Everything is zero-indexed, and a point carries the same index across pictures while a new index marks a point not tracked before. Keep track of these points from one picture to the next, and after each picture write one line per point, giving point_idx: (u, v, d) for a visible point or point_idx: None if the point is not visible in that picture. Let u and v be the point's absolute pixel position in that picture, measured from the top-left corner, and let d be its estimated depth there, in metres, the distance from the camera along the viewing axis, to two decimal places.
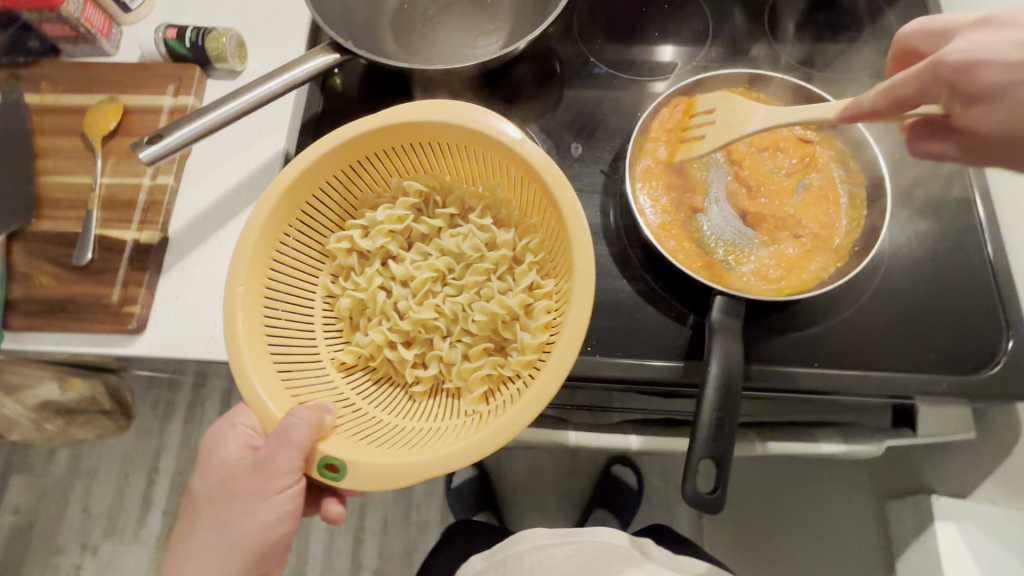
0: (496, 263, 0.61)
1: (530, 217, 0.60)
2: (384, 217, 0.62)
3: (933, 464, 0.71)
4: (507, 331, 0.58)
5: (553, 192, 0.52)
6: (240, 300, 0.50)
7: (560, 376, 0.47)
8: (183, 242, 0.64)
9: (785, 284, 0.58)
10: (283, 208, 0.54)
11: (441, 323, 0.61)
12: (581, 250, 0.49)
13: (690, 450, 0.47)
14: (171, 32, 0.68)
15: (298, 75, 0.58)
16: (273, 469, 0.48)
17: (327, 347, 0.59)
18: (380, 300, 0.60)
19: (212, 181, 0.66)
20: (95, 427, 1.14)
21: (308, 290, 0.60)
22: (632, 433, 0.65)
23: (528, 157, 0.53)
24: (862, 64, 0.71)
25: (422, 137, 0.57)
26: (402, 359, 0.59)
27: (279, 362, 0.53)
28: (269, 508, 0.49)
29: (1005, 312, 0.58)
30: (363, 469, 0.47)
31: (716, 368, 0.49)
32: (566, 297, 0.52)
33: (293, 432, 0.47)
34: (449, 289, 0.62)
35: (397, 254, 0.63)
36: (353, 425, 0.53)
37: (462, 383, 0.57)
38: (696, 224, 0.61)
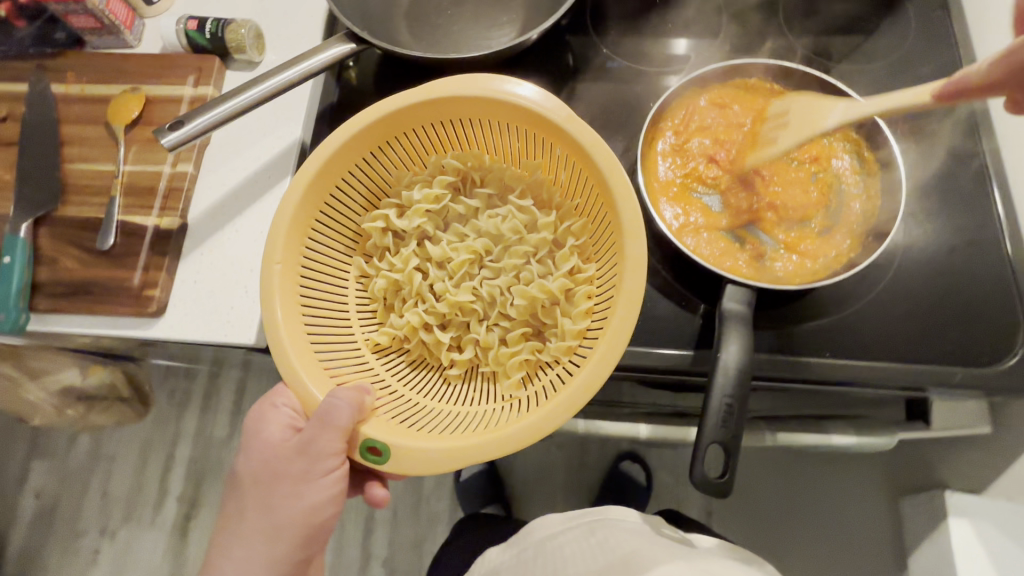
0: (535, 246, 0.61)
1: (574, 199, 0.60)
2: (420, 197, 0.62)
3: (947, 460, 0.70)
4: (547, 316, 0.59)
5: (603, 176, 0.52)
6: (277, 279, 0.51)
7: (608, 364, 0.47)
8: (203, 226, 0.65)
9: (792, 276, 0.58)
10: (316, 192, 0.55)
11: (478, 306, 0.62)
12: (631, 236, 0.50)
13: (699, 435, 0.47)
14: (190, 24, 0.69)
15: (316, 66, 0.59)
16: (317, 451, 0.49)
17: (361, 328, 0.60)
18: (416, 282, 0.61)
19: (231, 169, 0.67)
20: (115, 413, 1.17)
21: (342, 272, 0.61)
22: (639, 422, 0.65)
23: (576, 137, 0.53)
24: (878, 56, 0.71)
25: (464, 114, 0.57)
26: (438, 341, 0.60)
27: (317, 344, 0.54)
28: (312, 486, 0.50)
29: (1022, 304, 0.57)
30: (405, 454, 0.48)
31: (727, 354, 0.49)
32: (612, 281, 0.53)
33: (333, 413, 0.47)
34: (486, 272, 0.63)
35: (433, 235, 0.64)
36: (390, 406, 0.55)
37: (499, 368, 0.58)
38: (707, 212, 0.61)
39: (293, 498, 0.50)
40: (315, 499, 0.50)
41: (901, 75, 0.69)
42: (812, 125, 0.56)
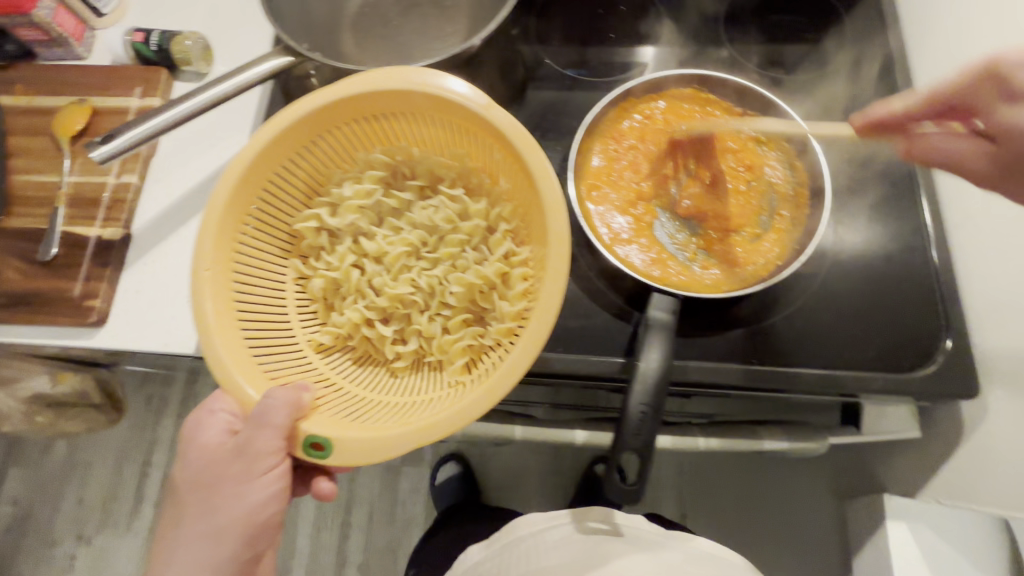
0: (469, 233, 0.62)
1: (500, 183, 0.61)
2: (351, 193, 0.62)
3: (884, 462, 0.71)
4: (485, 301, 0.59)
5: (523, 155, 0.52)
6: (208, 284, 0.51)
7: (536, 347, 0.47)
8: (147, 237, 0.66)
9: (720, 283, 0.59)
10: (243, 192, 0.55)
11: (418, 298, 0.61)
12: (554, 215, 0.50)
13: (618, 441, 0.48)
14: (137, 35, 0.70)
15: (251, 77, 0.60)
16: (256, 450, 0.49)
17: (303, 329, 0.61)
18: (353, 279, 0.61)
19: (176, 180, 0.68)
20: (85, 420, 1.17)
21: (279, 274, 0.61)
22: (576, 429, 0.64)
23: (495, 120, 0.53)
24: (815, 64, 0.72)
25: (384, 108, 0.58)
26: (381, 336, 0.60)
27: (254, 345, 0.54)
28: (252, 486, 0.50)
29: (945, 312, 0.58)
30: (348, 445, 0.48)
31: (648, 363, 0.50)
32: (542, 261, 0.53)
33: (271, 412, 0.48)
34: (423, 263, 0.62)
35: (368, 230, 0.63)
36: (333, 403, 0.55)
37: (444, 356, 0.58)
38: (640, 221, 0.62)
39: (226, 506, 0.50)
40: (256, 499, 0.50)
41: (836, 84, 0.71)
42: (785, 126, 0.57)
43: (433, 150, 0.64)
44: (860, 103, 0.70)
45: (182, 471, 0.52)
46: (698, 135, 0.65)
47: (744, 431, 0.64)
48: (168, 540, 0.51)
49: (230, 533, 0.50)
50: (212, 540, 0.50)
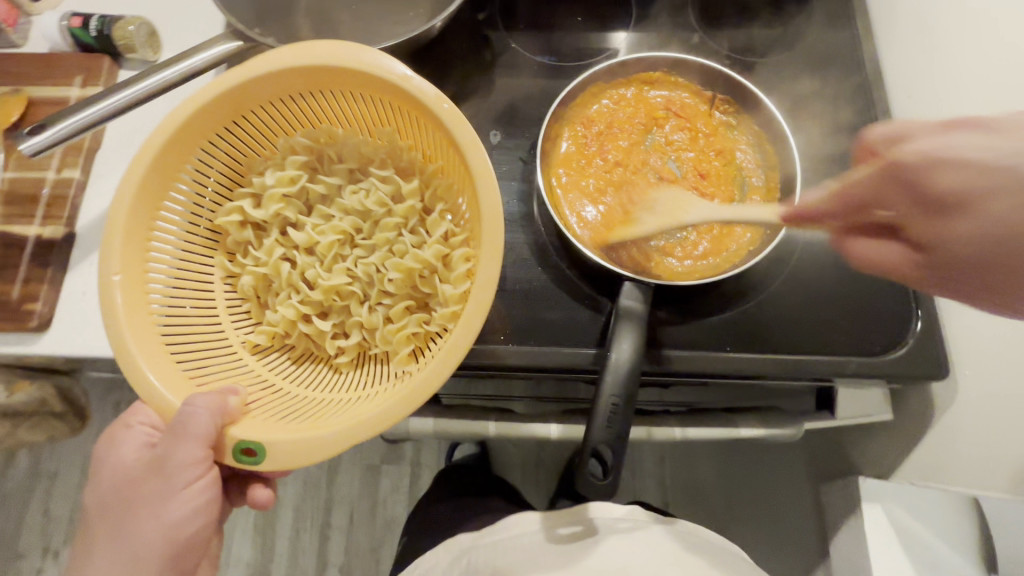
0: (404, 216, 0.58)
1: (435, 162, 0.58)
2: (274, 180, 0.58)
3: (860, 445, 0.72)
4: (426, 286, 0.56)
5: (455, 134, 0.49)
6: (120, 291, 0.47)
7: (472, 332, 0.45)
8: (92, 235, 0.62)
9: (690, 272, 0.58)
10: (150, 187, 0.50)
11: (356, 288, 0.58)
12: (484, 200, 0.47)
13: (588, 438, 0.47)
14: (75, 20, 0.66)
15: (197, 64, 0.57)
16: (179, 461, 0.46)
17: (235, 330, 0.56)
18: (285, 272, 0.57)
19: (124, 174, 0.64)
20: (47, 430, 1.12)
21: (204, 273, 0.57)
22: (551, 423, 0.62)
23: (419, 96, 0.49)
24: (784, 48, 0.71)
25: (298, 90, 0.53)
26: (320, 331, 0.56)
27: (177, 351, 0.50)
28: (181, 493, 0.47)
29: (915, 295, 0.58)
30: (279, 449, 0.44)
31: (619, 353, 0.49)
32: (478, 241, 0.49)
33: (191, 423, 0.44)
34: (359, 251, 0.59)
35: (296, 220, 0.60)
36: (268, 406, 0.51)
37: (388, 347, 0.55)
38: (612, 212, 0.60)
39: (151, 515, 0.47)
40: (180, 511, 0.48)
41: (805, 65, 0.71)
42: (684, 211, 0.54)
43: (358, 129, 0.60)
44: (830, 86, 0.70)
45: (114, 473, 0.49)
46: (670, 127, 0.63)
47: (720, 419, 0.62)
48: (98, 551, 0.48)
49: (157, 547, 0.47)
50: (135, 547, 0.47)
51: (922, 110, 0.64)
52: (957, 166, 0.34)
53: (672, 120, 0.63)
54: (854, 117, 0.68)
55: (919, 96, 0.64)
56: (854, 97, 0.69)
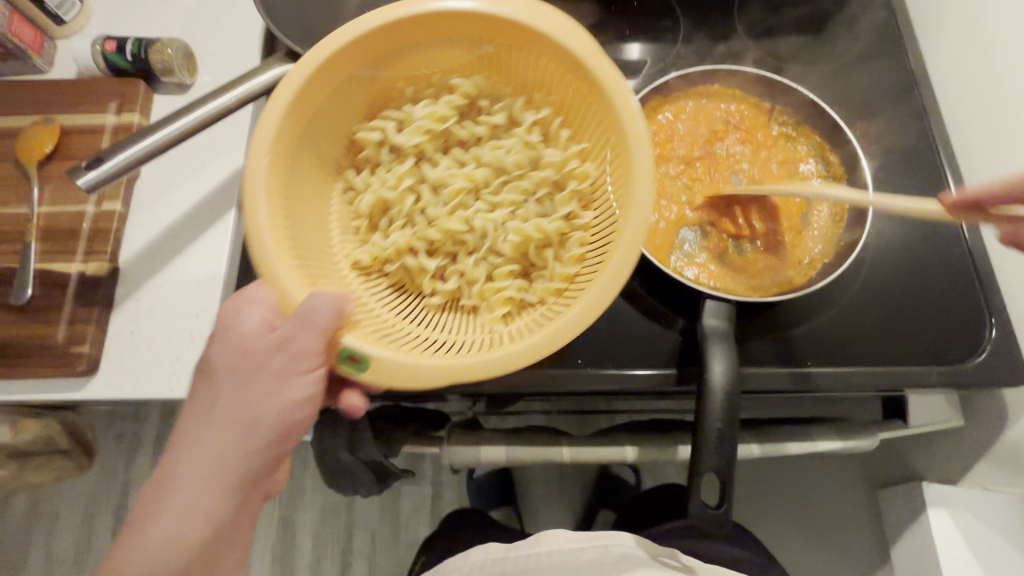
0: (537, 183, 0.56)
1: (581, 141, 0.55)
2: (423, 114, 0.55)
3: (923, 452, 0.71)
4: (539, 256, 0.54)
5: (619, 105, 0.47)
6: (261, 168, 0.46)
7: (614, 283, 0.44)
8: (137, 270, 0.59)
9: (763, 287, 0.57)
10: (317, 84, 0.48)
11: (470, 239, 0.55)
12: (638, 178, 0.46)
13: (697, 463, 0.46)
14: (108, 45, 0.63)
15: (255, 87, 0.54)
16: (292, 355, 0.42)
17: (339, 241, 0.54)
18: (407, 203, 0.55)
19: (167, 204, 0.61)
20: (55, 468, 1.06)
21: (328, 176, 0.55)
22: (626, 444, 0.60)
23: (600, 72, 0.48)
24: (831, 53, 0.71)
25: (480, 33, 0.51)
26: (422, 268, 0.54)
27: (298, 244, 0.48)
28: (290, 386, 0.42)
29: (986, 301, 0.58)
30: (385, 371, 0.43)
31: (714, 375, 0.47)
32: (612, 236, 0.48)
33: (316, 316, 0.42)
34: (481, 206, 0.56)
35: (431, 157, 0.57)
36: (371, 322, 0.49)
37: (481, 302, 0.53)
38: (682, 229, 0.60)
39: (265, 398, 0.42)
40: (292, 398, 0.42)
41: (855, 71, 0.70)
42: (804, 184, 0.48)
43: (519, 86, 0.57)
44: (882, 90, 0.69)
45: (211, 359, 0.44)
46: (731, 140, 0.63)
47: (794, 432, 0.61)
48: (208, 419, 0.42)
49: (267, 425, 0.42)
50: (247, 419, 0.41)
51: (976, 116, 0.64)
52: None
53: (732, 133, 0.63)
54: (903, 121, 0.68)
55: (971, 103, 0.64)
56: (906, 102, 0.68)
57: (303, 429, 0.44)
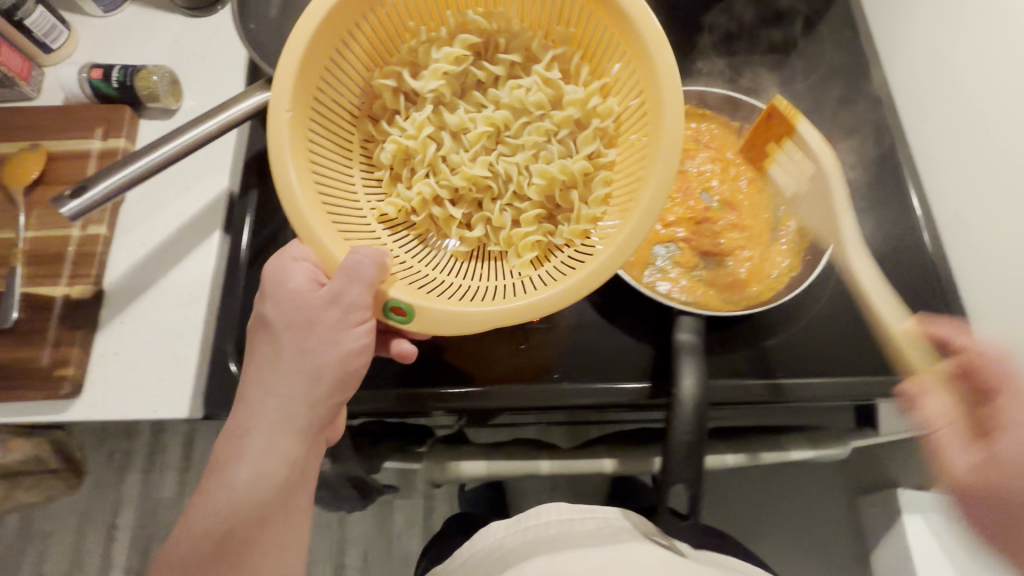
0: (558, 123, 0.57)
1: (602, 76, 0.56)
2: (439, 57, 0.56)
3: (899, 462, 0.72)
4: (564, 198, 0.57)
5: (642, 44, 0.47)
6: (286, 127, 0.47)
7: (644, 231, 0.45)
8: (122, 293, 0.60)
9: (733, 302, 0.59)
10: (324, 42, 0.49)
11: (494, 184, 0.58)
12: (667, 121, 0.46)
13: (668, 472, 0.47)
14: (95, 72, 0.64)
15: (236, 113, 0.55)
16: (342, 308, 0.45)
17: (366, 197, 0.56)
18: (430, 151, 0.56)
19: (153, 227, 0.63)
20: (45, 488, 1.06)
21: (345, 132, 0.56)
22: (604, 457, 0.61)
23: (621, 4, 0.47)
24: (800, 70, 0.73)
25: None
26: (449, 217, 0.57)
27: (327, 199, 0.50)
28: (346, 336, 0.46)
29: (950, 313, 0.60)
30: (431, 317, 0.45)
31: (683, 388, 0.49)
32: (634, 182, 0.50)
33: (363, 270, 0.44)
34: (504, 148, 0.59)
35: (450, 101, 0.58)
36: (403, 273, 0.52)
37: (509, 248, 0.56)
38: (653, 246, 0.61)
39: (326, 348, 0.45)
40: (348, 348, 0.46)
41: (825, 87, 0.72)
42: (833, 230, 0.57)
43: (531, 19, 0.57)
44: (850, 106, 0.71)
45: (269, 317, 0.47)
46: (701, 159, 0.64)
47: (769, 441, 0.63)
48: (266, 375, 0.46)
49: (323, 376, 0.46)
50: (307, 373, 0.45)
51: (939, 131, 0.65)
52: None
53: (702, 152, 0.65)
54: (869, 138, 0.70)
55: (936, 118, 0.66)
56: (873, 118, 0.70)
57: (359, 376, 0.48)
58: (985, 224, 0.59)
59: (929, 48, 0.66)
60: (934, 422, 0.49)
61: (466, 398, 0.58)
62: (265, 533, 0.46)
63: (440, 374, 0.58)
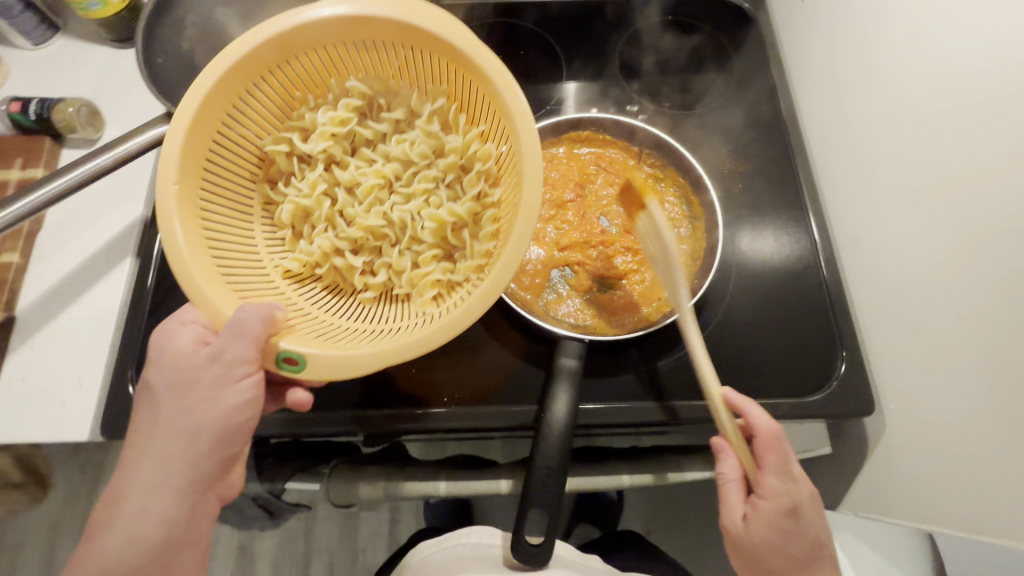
0: (444, 170, 0.57)
1: (478, 124, 0.56)
2: (324, 119, 0.56)
3: (814, 479, 0.73)
4: (458, 239, 0.55)
5: (502, 97, 0.48)
6: (174, 202, 0.46)
7: (516, 260, 0.45)
8: (32, 318, 0.62)
9: (623, 325, 0.60)
10: (205, 118, 0.48)
11: (390, 232, 0.56)
12: (528, 161, 0.46)
13: (526, 499, 0.48)
14: (13, 106, 0.67)
15: (131, 147, 0.59)
16: (225, 366, 0.43)
17: (271, 256, 0.55)
18: (325, 206, 0.55)
19: (66, 254, 0.65)
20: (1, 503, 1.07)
21: (244, 198, 0.55)
22: (501, 477, 0.63)
23: (479, 63, 0.49)
24: (709, 97, 0.76)
25: (367, 37, 0.52)
26: (351, 267, 0.55)
27: (223, 264, 0.49)
28: (229, 390, 0.44)
29: (840, 336, 0.63)
30: (323, 362, 0.44)
31: (554, 416, 0.50)
32: (512, 211, 0.49)
33: (248, 326, 0.43)
34: (396, 197, 0.57)
35: (342, 159, 0.57)
36: (305, 325, 0.50)
37: (412, 289, 0.54)
38: (549, 269, 0.62)
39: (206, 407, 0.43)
40: (231, 403, 0.44)
41: (732, 112, 0.75)
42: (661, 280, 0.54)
43: (410, 78, 0.57)
44: (756, 132, 0.73)
45: (150, 380, 0.45)
46: (600, 182, 0.66)
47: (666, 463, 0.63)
48: (147, 437, 0.44)
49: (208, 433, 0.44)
50: (188, 432, 0.43)
51: (835, 157, 0.68)
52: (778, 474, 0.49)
53: (601, 176, 0.67)
54: (772, 162, 0.72)
55: (830, 144, 0.69)
56: (778, 143, 0.72)
57: (249, 428, 0.46)
58: (875, 249, 0.62)
59: (828, 77, 0.70)
60: (723, 476, 0.51)
61: (357, 421, 0.58)
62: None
63: (335, 397, 0.60)
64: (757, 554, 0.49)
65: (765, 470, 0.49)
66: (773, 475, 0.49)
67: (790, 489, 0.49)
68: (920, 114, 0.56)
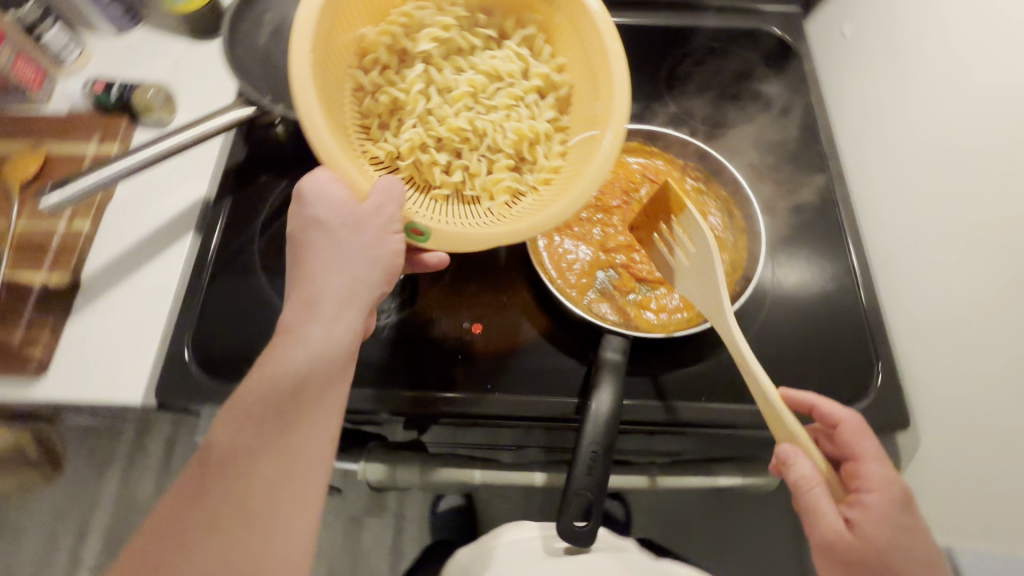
0: (526, 90, 0.58)
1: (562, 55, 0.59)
2: (430, 22, 0.57)
3: None
4: (533, 153, 0.57)
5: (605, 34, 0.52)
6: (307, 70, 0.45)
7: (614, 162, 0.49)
8: (97, 284, 0.65)
9: (666, 326, 0.62)
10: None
11: (474, 137, 0.57)
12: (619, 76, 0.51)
13: (569, 483, 0.50)
14: (98, 86, 0.71)
15: (213, 127, 0.63)
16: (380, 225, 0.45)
17: (355, 138, 0.53)
18: (420, 103, 0.55)
19: (133, 225, 0.68)
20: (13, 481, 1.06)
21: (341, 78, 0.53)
22: (535, 470, 0.64)
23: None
24: (748, 119, 0.79)
25: None
26: (433, 163, 0.55)
27: (339, 137, 0.48)
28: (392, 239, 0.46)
29: (875, 351, 0.64)
30: (446, 238, 0.48)
31: (600, 403, 0.52)
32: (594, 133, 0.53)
33: (393, 190, 0.46)
34: (481, 107, 0.57)
35: (438, 62, 0.58)
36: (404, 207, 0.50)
37: (484, 194, 0.56)
38: (594, 270, 0.65)
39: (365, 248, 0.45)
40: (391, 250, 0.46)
41: (772, 135, 0.78)
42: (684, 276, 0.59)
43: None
44: (795, 152, 0.76)
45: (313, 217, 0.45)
46: (645, 192, 0.70)
47: (699, 468, 0.64)
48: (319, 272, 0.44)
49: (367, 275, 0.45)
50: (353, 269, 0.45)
51: (873, 178, 0.71)
52: (877, 464, 0.49)
53: (647, 185, 0.70)
54: (812, 183, 0.75)
55: (867, 167, 0.72)
56: (817, 163, 0.75)
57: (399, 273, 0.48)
58: (909, 268, 0.64)
59: (867, 100, 0.73)
60: (805, 481, 0.47)
61: (404, 401, 0.60)
62: (285, 459, 0.42)
63: (381, 377, 0.61)
64: (875, 560, 0.45)
65: (863, 459, 0.50)
66: (874, 462, 0.49)
67: (897, 479, 0.48)
68: (957, 132, 0.59)
